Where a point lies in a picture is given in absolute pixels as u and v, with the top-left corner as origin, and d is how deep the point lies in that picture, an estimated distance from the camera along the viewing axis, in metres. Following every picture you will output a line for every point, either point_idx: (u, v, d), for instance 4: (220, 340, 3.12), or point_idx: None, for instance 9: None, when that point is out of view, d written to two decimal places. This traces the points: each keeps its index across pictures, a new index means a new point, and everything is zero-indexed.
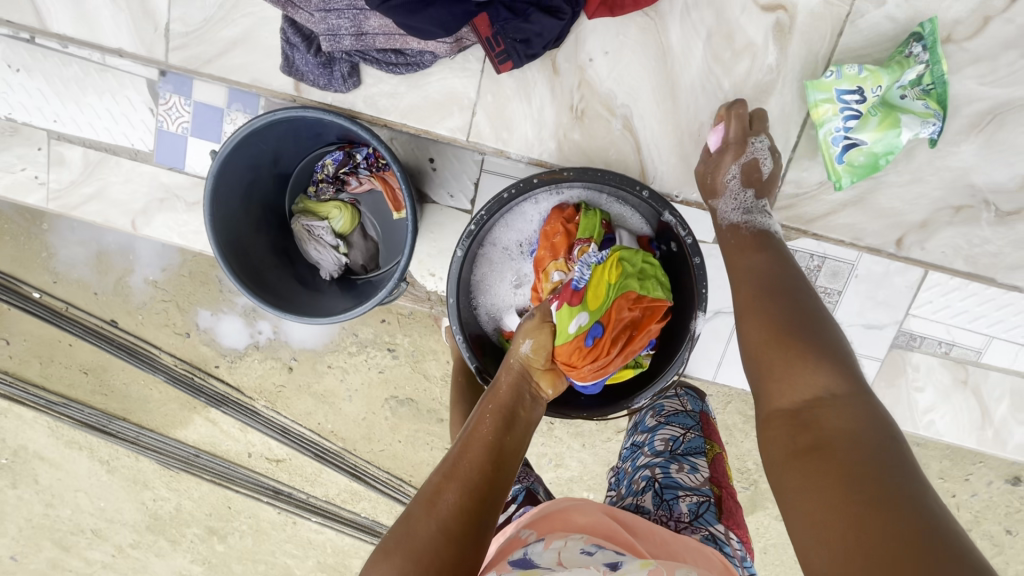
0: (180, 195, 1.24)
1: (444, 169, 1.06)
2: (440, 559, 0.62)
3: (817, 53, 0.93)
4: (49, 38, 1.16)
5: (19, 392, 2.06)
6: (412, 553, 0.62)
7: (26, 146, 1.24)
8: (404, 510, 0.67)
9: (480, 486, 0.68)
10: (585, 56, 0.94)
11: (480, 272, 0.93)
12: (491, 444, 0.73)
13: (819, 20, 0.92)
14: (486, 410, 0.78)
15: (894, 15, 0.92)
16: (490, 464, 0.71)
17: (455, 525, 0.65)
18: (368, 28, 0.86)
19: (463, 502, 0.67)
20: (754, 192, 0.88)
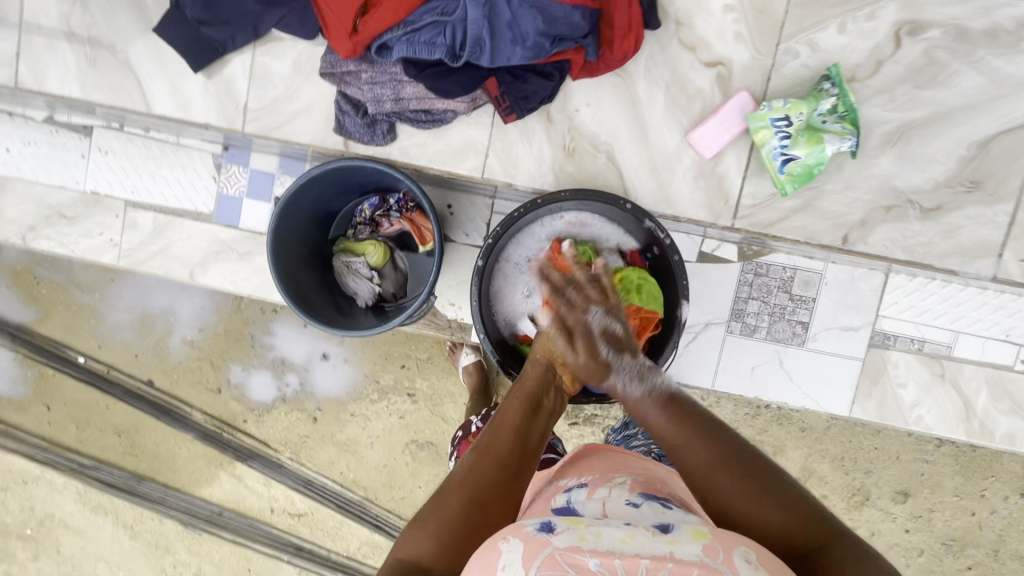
0: (234, 247, 1.44)
1: (460, 213, 1.30)
2: (472, 526, 0.72)
3: (774, 89, 1.01)
4: (135, 125, 1.42)
5: (55, 458, 2.18)
6: (447, 517, 0.72)
7: (105, 214, 1.46)
8: (440, 483, 0.76)
9: (508, 466, 0.77)
10: (572, 107, 1.04)
11: (500, 285, 1.11)
12: (518, 428, 0.81)
13: (761, 61, 1.01)
14: (514, 397, 0.87)
15: (850, 48, 0.99)
16: (519, 445, 0.80)
17: (485, 499, 0.74)
18: (405, 93, 1.01)
19: (493, 476, 0.76)
20: (629, 355, 0.88)
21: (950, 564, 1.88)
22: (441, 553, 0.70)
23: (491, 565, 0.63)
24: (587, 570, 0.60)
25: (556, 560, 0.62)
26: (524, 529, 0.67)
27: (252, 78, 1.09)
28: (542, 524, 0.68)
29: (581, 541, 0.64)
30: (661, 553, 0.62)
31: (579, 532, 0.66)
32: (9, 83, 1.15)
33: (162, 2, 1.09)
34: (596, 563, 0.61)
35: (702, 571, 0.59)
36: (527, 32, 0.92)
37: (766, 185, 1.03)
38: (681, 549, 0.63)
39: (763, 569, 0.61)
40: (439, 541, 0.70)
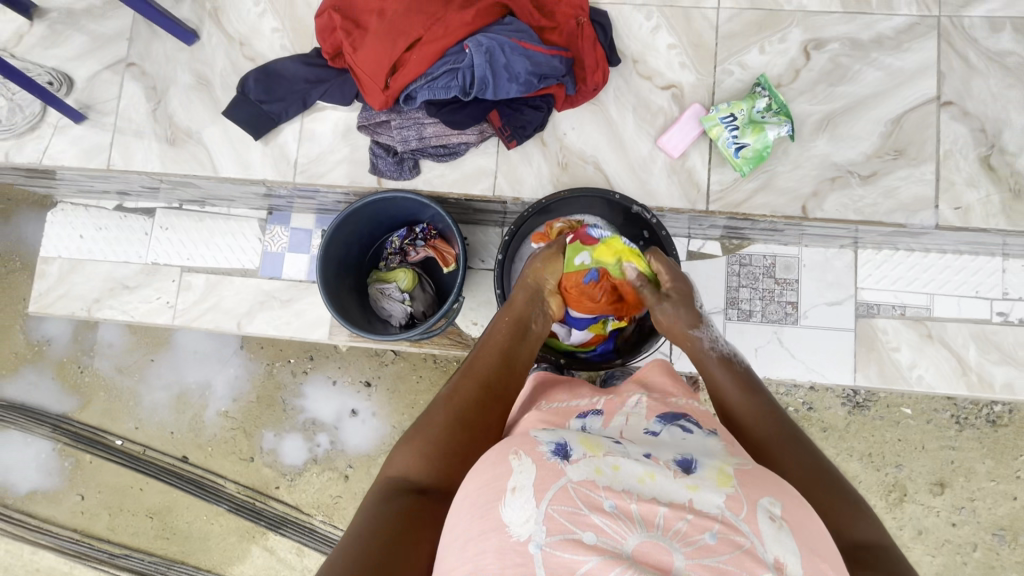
0: (277, 296, 1.61)
1: (476, 242, 1.50)
2: (456, 438, 0.82)
3: (720, 99, 1.27)
4: (193, 203, 1.66)
5: (85, 550, 2.16)
6: (433, 435, 0.82)
7: (163, 280, 1.65)
8: (428, 404, 0.87)
9: (491, 383, 0.91)
10: (561, 131, 1.29)
11: (516, 266, 1.27)
12: (499, 357, 0.96)
13: (705, 80, 1.27)
14: (503, 319, 1.03)
15: (773, 63, 1.27)
16: (499, 371, 0.94)
17: (468, 414, 0.85)
18: (427, 133, 1.26)
19: (477, 393, 0.88)
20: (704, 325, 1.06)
21: (1007, 558, 1.77)
22: (429, 465, 0.80)
23: (500, 485, 0.66)
24: (601, 510, 0.62)
25: (569, 495, 0.63)
26: (540, 450, 0.68)
27: (301, 139, 1.35)
28: (558, 447, 0.69)
29: (596, 475, 0.66)
30: (680, 501, 0.64)
31: (596, 464, 0.67)
32: (102, 168, 1.41)
33: (230, 93, 1.39)
34: (611, 504, 0.63)
35: (721, 528, 0.61)
36: (520, 72, 1.18)
37: (728, 173, 1.25)
38: (702, 497, 0.64)
39: (786, 525, 0.63)
40: (427, 457, 0.80)
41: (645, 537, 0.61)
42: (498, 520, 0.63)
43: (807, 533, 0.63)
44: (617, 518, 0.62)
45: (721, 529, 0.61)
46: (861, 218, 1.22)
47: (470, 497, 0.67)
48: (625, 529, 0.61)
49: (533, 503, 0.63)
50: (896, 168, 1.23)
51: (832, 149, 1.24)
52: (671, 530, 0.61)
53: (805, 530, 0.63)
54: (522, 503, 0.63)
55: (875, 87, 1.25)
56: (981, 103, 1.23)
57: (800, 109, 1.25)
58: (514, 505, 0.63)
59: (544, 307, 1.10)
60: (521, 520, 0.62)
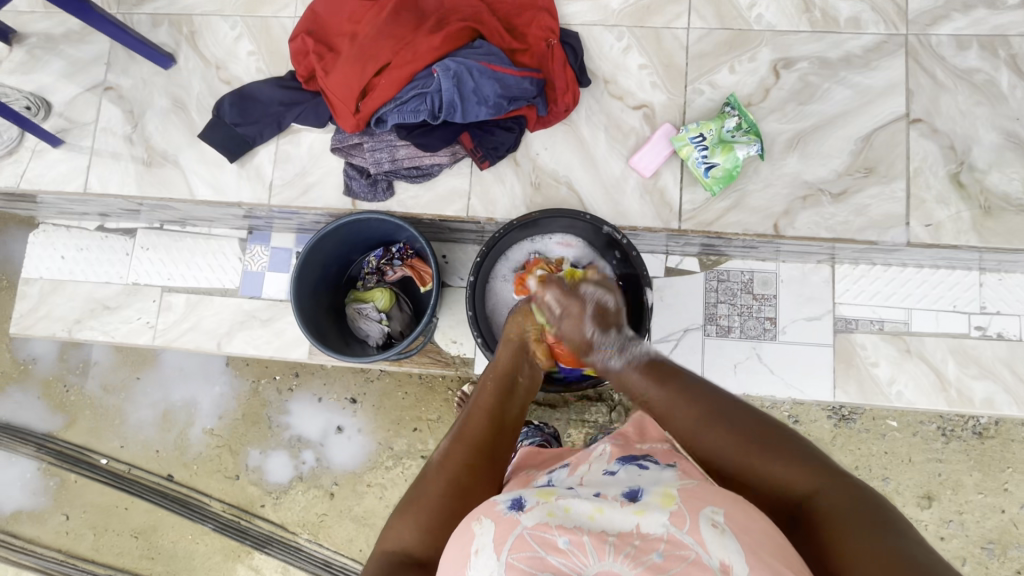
0: (256, 315, 1.61)
1: (454, 261, 1.50)
2: (454, 507, 0.79)
3: (690, 118, 1.28)
4: (173, 223, 1.66)
5: (70, 570, 2.15)
6: (429, 505, 0.79)
7: (144, 301, 1.66)
8: (420, 474, 0.85)
9: (485, 445, 0.88)
10: (533, 151, 1.29)
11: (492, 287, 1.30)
12: (489, 414, 0.94)
13: (676, 99, 1.28)
14: (490, 379, 1.03)
15: (743, 81, 1.27)
16: (492, 431, 0.91)
17: (463, 479, 0.83)
18: (399, 155, 1.26)
19: (473, 458, 0.86)
20: (615, 331, 1.02)
21: (996, 572, 1.75)
22: (430, 541, 0.77)
23: (468, 547, 0.67)
24: (556, 549, 0.62)
25: (526, 542, 0.63)
26: (497, 508, 0.69)
27: (276, 161, 1.36)
28: (513, 501, 0.69)
29: (548, 517, 0.65)
30: (630, 526, 0.64)
31: (549, 507, 0.67)
32: (79, 191, 1.41)
33: (206, 116, 1.40)
34: (565, 540, 0.62)
35: (667, 546, 0.61)
36: (489, 94, 1.19)
37: (700, 192, 1.26)
38: (649, 520, 0.64)
39: (730, 531, 0.62)
40: (425, 530, 0.77)
41: (600, 566, 0.60)
42: None
43: (753, 538, 0.61)
44: (572, 553, 0.61)
45: (667, 547, 0.61)
46: (833, 235, 1.23)
47: (449, 563, 0.68)
48: (580, 561, 0.61)
49: (494, 558, 0.63)
50: (866, 186, 1.23)
51: (802, 168, 1.24)
52: (622, 555, 0.61)
53: (750, 533, 0.62)
54: (484, 560, 0.63)
55: (844, 105, 1.25)
56: (950, 120, 1.24)
57: (770, 128, 1.26)
58: (478, 565, 0.64)
59: (529, 360, 1.10)
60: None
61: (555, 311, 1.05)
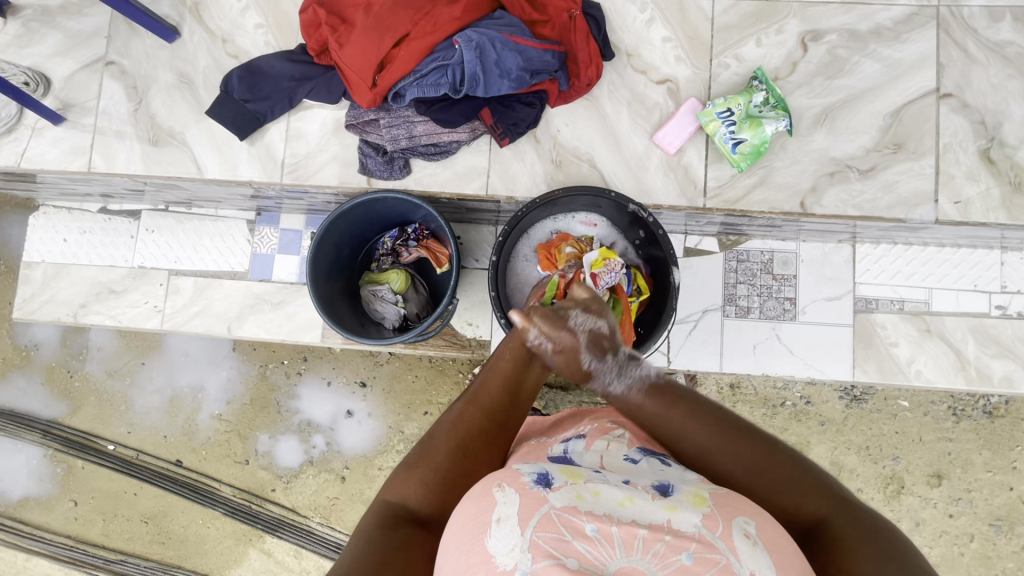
0: (267, 298, 1.58)
1: (469, 242, 1.48)
2: (459, 472, 0.77)
3: (715, 93, 1.24)
4: (179, 205, 1.62)
5: (79, 556, 2.14)
6: (433, 465, 0.77)
7: (151, 285, 1.62)
8: (428, 431, 0.82)
9: (495, 411, 0.85)
10: (554, 128, 1.26)
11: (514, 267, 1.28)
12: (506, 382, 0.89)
13: (700, 73, 1.25)
14: (508, 343, 0.96)
15: (769, 55, 1.24)
16: (505, 398, 0.87)
17: (471, 445, 0.80)
18: (416, 131, 1.23)
19: (481, 423, 0.83)
20: (613, 353, 0.93)
21: (1003, 548, 1.77)
22: (428, 496, 0.75)
23: (487, 515, 0.63)
24: (583, 535, 0.61)
25: (553, 522, 0.61)
26: (523, 480, 0.66)
27: (288, 139, 1.32)
28: (540, 475, 0.67)
29: (577, 501, 0.64)
30: (659, 522, 0.62)
31: (577, 490, 0.65)
32: (83, 170, 1.37)
33: (213, 92, 1.35)
34: (593, 528, 0.61)
35: (698, 547, 0.60)
36: (511, 68, 1.15)
37: (725, 169, 1.23)
38: (680, 518, 0.63)
39: (761, 542, 0.61)
40: (426, 488, 0.76)
41: (626, 561, 0.60)
42: (482, 553, 0.60)
43: (784, 553, 0.61)
44: (599, 542, 0.60)
45: (698, 548, 0.59)
46: (860, 213, 1.21)
47: (460, 527, 0.64)
48: (607, 554, 0.60)
49: (518, 531, 0.60)
50: (895, 162, 1.21)
51: (830, 144, 1.21)
52: (650, 552, 0.60)
53: (780, 548, 0.61)
54: (507, 533, 0.61)
55: (874, 79, 1.22)
56: (981, 94, 1.21)
57: (797, 103, 1.23)
58: (499, 536, 0.61)
59: None
60: (506, 549, 0.59)
61: (545, 344, 0.94)
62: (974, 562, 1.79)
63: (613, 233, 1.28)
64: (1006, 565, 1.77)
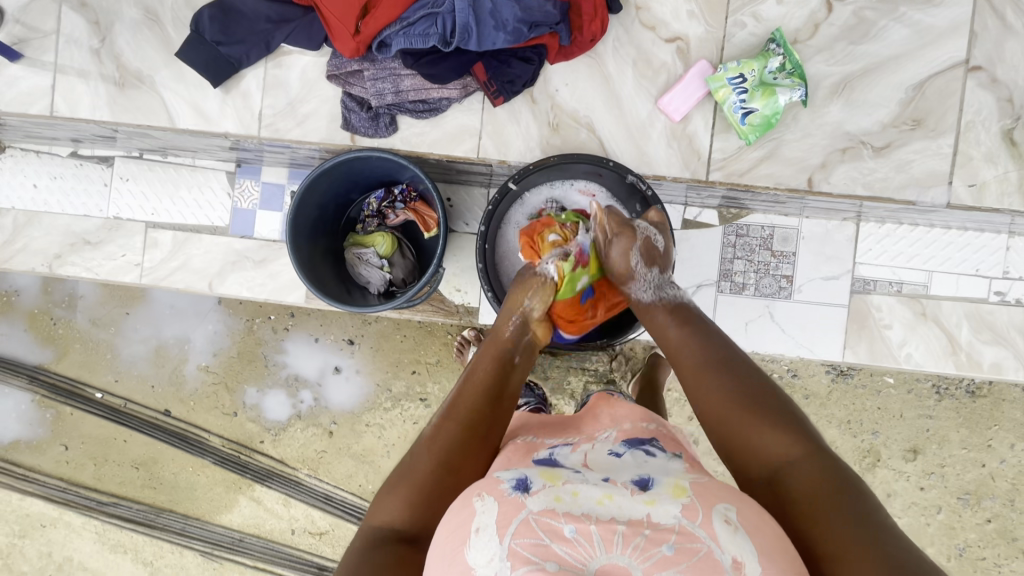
0: (249, 255, 1.53)
1: (459, 205, 1.42)
2: (443, 485, 0.77)
3: (728, 55, 1.15)
4: (155, 153, 1.53)
5: (72, 497, 2.18)
6: (415, 482, 0.77)
7: (128, 237, 1.55)
8: (409, 449, 0.81)
9: (478, 423, 0.83)
10: (552, 87, 1.17)
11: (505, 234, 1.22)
12: (486, 391, 0.88)
13: (713, 33, 1.15)
14: (485, 352, 0.95)
15: (790, 14, 1.14)
16: (487, 408, 0.86)
17: (455, 457, 0.79)
18: (404, 85, 1.14)
19: (463, 437, 0.81)
20: (658, 269, 1.01)
21: (968, 520, 1.83)
22: (415, 514, 0.75)
23: (467, 526, 0.63)
24: (562, 538, 0.59)
25: (531, 526, 0.60)
26: (502, 488, 0.66)
27: (266, 88, 1.22)
28: (518, 482, 0.66)
29: (555, 503, 0.63)
30: (639, 517, 0.61)
31: (555, 492, 0.64)
32: (45, 114, 1.27)
33: (183, 31, 1.24)
34: (572, 529, 0.60)
35: (678, 538, 0.59)
36: (507, 19, 1.05)
37: (732, 140, 1.15)
38: (660, 509, 0.61)
39: (742, 528, 0.60)
40: (409, 506, 0.75)
41: (607, 558, 0.58)
42: (463, 564, 0.60)
43: (764, 536, 0.60)
44: (578, 543, 0.59)
45: (678, 538, 0.58)
46: (868, 193, 1.15)
47: (443, 539, 0.64)
48: (587, 553, 0.58)
49: (496, 540, 0.60)
50: (912, 140, 1.14)
51: (846, 117, 1.14)
52: (631, 546, 0.58)
53: (760, 531, 0.60)
54: (486, 541, 0.60)
55: (900, 47, 1.13)
56: (1013, 69, 1.13)
57: (816, 69, 1.14)
58: (479, 546, 0.61)
59: (529, 336, 1.02)
60: (485, 560, 0.59)
61: (605, 238, 1.04)
62: (939, 531, 1.85)
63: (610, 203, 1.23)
64: (969, 536, 1.84)
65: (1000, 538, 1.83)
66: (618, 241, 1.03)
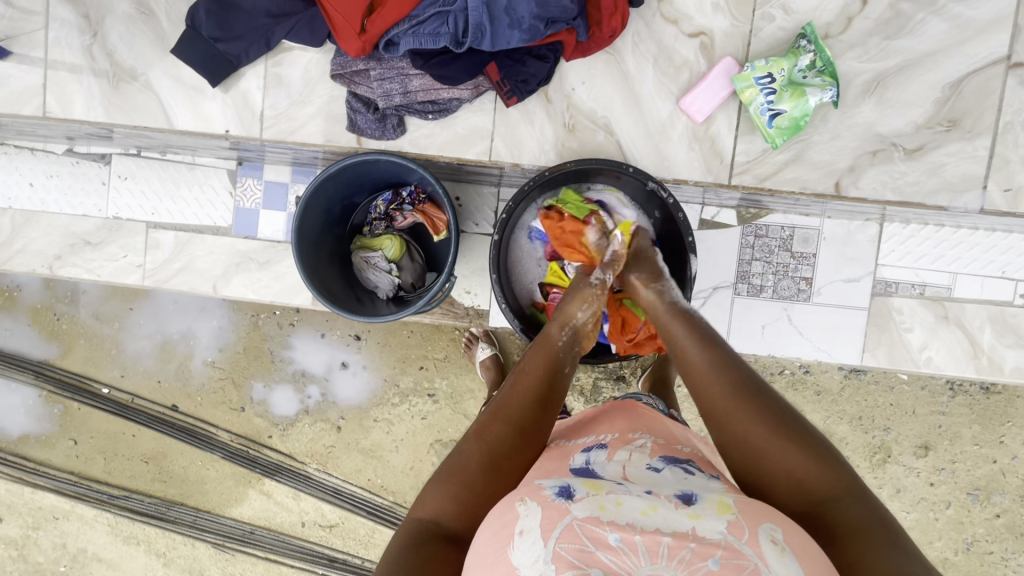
0: (253, 257, 1.49)
1: (469, 204, 1.37)
2: (493, 486, 0.74)
3: (755, 51, 1.09)
4: (153, 150, 1.48)
5: (84, 491, 2.19)
6: (462, 481, 0.74)
7: (128, 238, 1.51)
8: (457, 443, 0.78)
9: (527, 425, 0.79)
10: (569, 86, 1.11)
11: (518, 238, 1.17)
12: (536, 392, 0.84)
13: (739, 27, 1.08)
14: (536, 350, 0.89)
15: (821, 7, 1.07)
16: (535, 411, 0.81)
17: (503, 460, 0.76)
18: (412, 86, 1.08)
19: (512, 438, 0.78)
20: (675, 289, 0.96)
21: (978, 515, 1.80)
22: (460, 512, 0.72)
23: (510, 532, 0.61)
24: (606, 545, 0.58)
25: (575, 533, 0.59)
26: (545, 494, 0.64)
27: (267, 87, 1.17)
28: (562, 488, 0.65)
29: (599, 511, 0.61)
30: (684, 530, 0.59)
31: (599, 501, 0.63)
32: (38, 114, 1.22)
33: (178, 26, 1.17)
34: (616, 538, 0.58)
35: (724, 553, 0.56)
36: (523, 16, 0.98)
37: (757, 143, 1.10)
38: (704, 524, 0.59)
39: (789, 549, 0.57)
40: (455, 504, 0.72)
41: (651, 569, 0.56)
42: (507, 565, 0.59)
43: (813, 560, 0.57)
44: (623, 552, 0.57)
45: (724, 553, 0.56)
46: (898, 198, 1.10)
47: (484, 541, 0.63)
48: (631, 562, 0.57)
49: (541, 543, 0.59)
50: (946, 142, 1.08)
51: (877, 118, 1.08)
52: (676, 559, 0.56)
53: (809, 554, 0.58)
54: (530, 543, 0.59)
55: (938, 42, 1.07)
56: None
57: (847, 67, 1.08)
58: (523, 547, 0.59)
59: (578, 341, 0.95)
60: (530, 561, 0.58)
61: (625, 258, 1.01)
62: (948, 526, 1.82)
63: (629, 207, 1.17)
64: (977, 530, 1.81)
65: (1009, 533, 1.80)
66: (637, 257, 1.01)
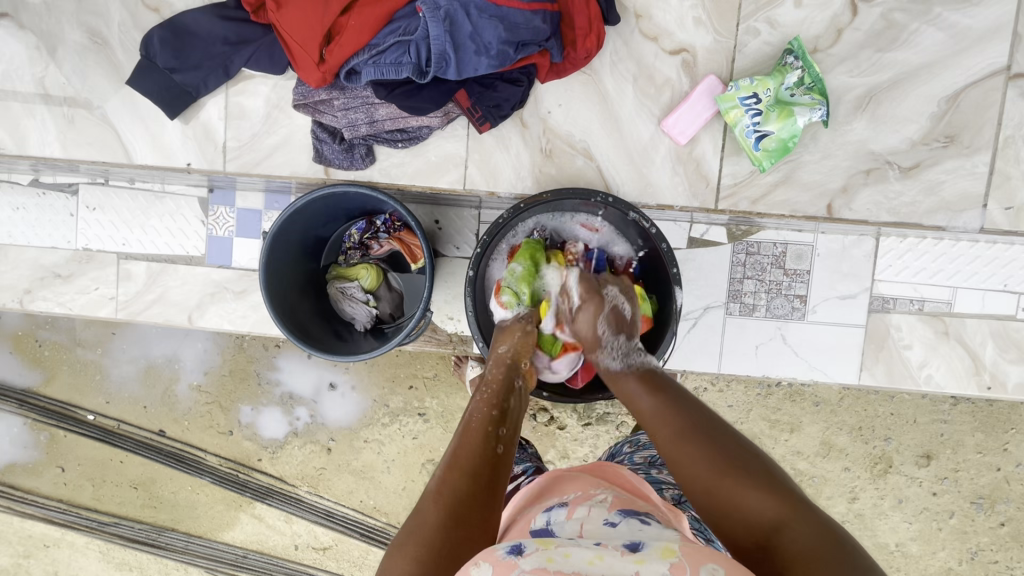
0: (228, 287, 1.44)
1: (449, 228, 1.31)
2: (454, 542, 0.67)
3: (740, 68, 1.03)
4: (120, 178, 1.43)
5: (73, 518, 2.16)
6: (421, 542, 0.67)
7: (99, 269, 1.47)
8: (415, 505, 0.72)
9: (482, 471, 0.74)
10: (544, 109, 1.06)
11: (495, 268, 1.11)
12: (483, 433, 0.79)
13: (722, 42, 1.03)
14: (481, 397, 0.85)
15: (808, 20, 1.01)
16: (488, 455, 0.76)
17: (462, 511, 0.70)
18: (379, 115, 1.03)
19: (467, 486, 0.72)
20: (625, 336, 0.93)
21: (982, 524, 1.73)
22: (424, 575, 0.64)
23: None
24: None
25: None
26: (495, 552, 0.61)
27: (228, 117, 1.11)
28: (513, 546, 0.61)
29: (548, 562, 0.58)
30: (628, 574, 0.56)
31: (547, 554, 0.59)
32: None
33: (134, 55, 1.12)
34: None
35: None
36: (490, 42, 0.94)
37: (744, 164, 1.05)
38: (649, 568, 0.56)
39: None
40: (418, 569, 0.65)
41: None
42: None
43: None
44: None
45: None
46: (893, 219, 1.05)
47: None
48: None
49: None
50: (943, 159, 1.03)
51: (870, 135, 1.03)
52: None
53: None
54: None
55: (932, 54, 1.01)
56: None
57: (837, 82, 1.02)
58: None
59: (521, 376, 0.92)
60: None
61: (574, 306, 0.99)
62: (951, 536, 1.76)
63: (612, 233, 1.12)
64: (982, 540, 1.74)
65: (1015, 542, 1.74)
66: (584, 307, 0.97)
